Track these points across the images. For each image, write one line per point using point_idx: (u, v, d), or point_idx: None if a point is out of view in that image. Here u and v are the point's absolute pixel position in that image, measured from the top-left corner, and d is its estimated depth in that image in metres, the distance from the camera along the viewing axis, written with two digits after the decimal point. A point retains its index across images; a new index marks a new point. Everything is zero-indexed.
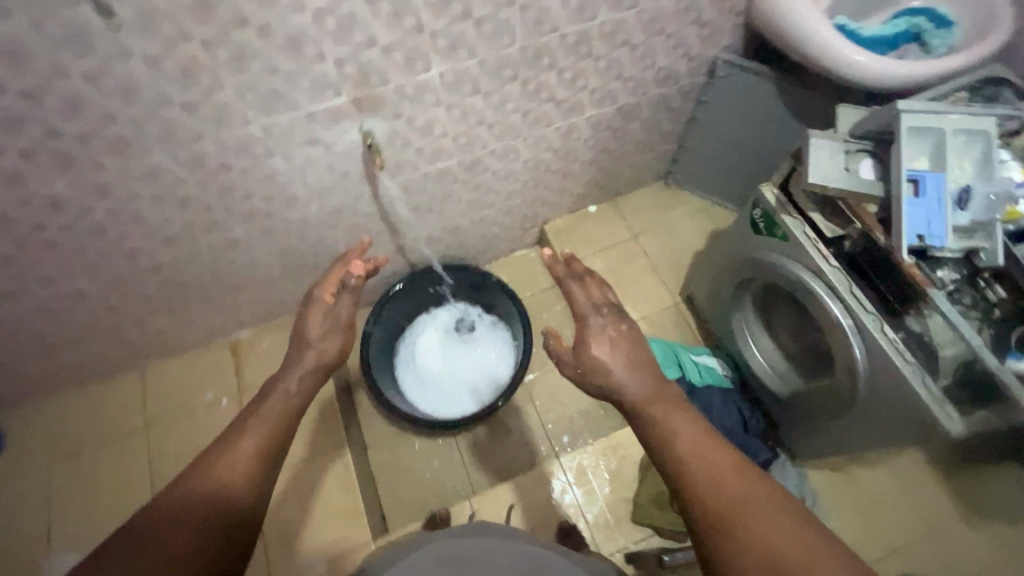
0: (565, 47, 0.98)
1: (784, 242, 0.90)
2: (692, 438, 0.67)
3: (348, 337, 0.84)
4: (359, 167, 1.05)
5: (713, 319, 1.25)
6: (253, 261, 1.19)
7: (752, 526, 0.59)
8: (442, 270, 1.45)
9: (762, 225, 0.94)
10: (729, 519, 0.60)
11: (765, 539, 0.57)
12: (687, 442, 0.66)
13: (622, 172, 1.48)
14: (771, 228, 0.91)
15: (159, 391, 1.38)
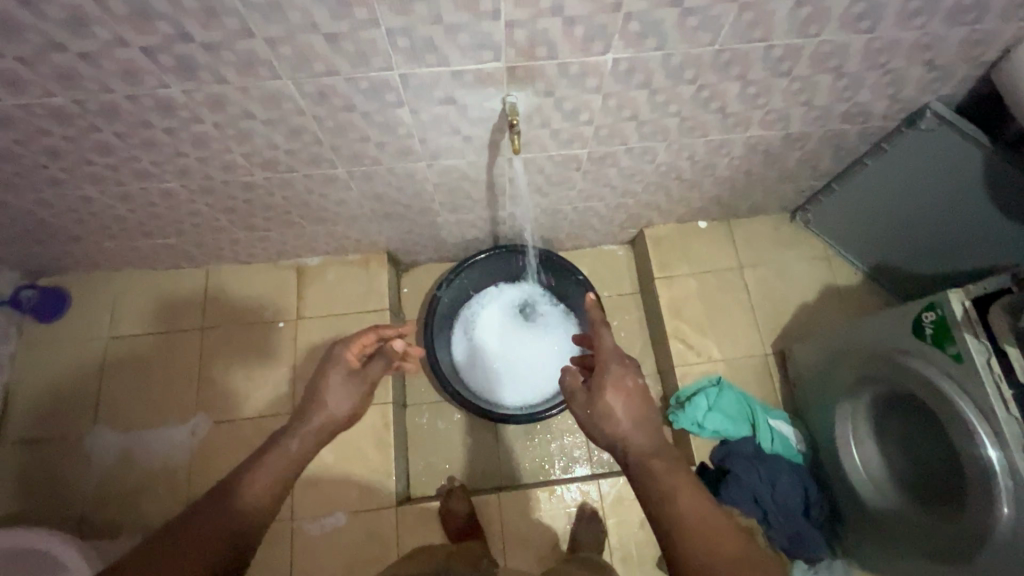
0: (766, 60, 0.81)
1: (954, 363, 0.77)
2: (695, 508, 0.62)
3: (363, 402, 0.83)
4: (486, 135, 0.93)
5: (807, 393, 1.14)
6: (344, 199, 1.11)
7: None
8: (526, 250, 1.34)
9: (928, 334, 0.81)
10: None
11: None
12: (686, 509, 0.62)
13: (752, 195, 1.31)
14: (941, 340, 0.79)
15: (220, 295, 1.36)
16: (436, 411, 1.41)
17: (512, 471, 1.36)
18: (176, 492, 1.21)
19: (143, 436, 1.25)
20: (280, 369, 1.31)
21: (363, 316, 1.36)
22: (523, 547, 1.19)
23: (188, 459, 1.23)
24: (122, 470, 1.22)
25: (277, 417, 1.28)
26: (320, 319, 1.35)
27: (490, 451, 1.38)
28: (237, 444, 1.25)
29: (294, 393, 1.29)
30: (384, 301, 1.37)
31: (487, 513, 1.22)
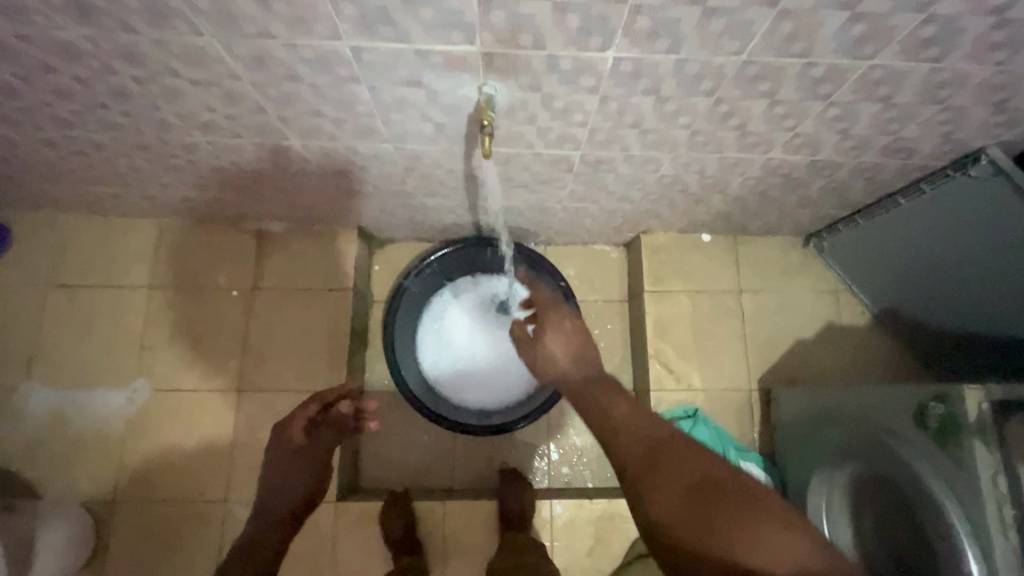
0: (802, 80, 0.66)
1: (958, 466, 0.75)
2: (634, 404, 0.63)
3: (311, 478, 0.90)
4: (461, 124, 0.79)
5: (789, 449, 1.03)
6: (303, 172, 0.99)
7: (670, 466, 0.56)
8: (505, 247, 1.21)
9: (936, 427, 0.78)
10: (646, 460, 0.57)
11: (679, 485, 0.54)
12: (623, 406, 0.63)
13: (763, 216, 1.18)
14: (948, 437, 0.76)
15: (172, 254, 1.25)
16: (393, 401, 1.33)
17: (465, 474, 1.30)
18: (108, 459, 1.16)
19: (78, 397, 1.18)
20: (230, 341, 1.23)
21: (324, 295, 1.25)
22: (464, 561, 1.14)
23: (123, 427, 1.17)
24: (53, 430, 1.16)
25: (220, 393, 1.20)
26: (278, 293, 1.25)
27: (445, 450, 1.31)
28: (176, 416, 1.18)
29: (242, 369, 1.21)
30: (348, 281, 1.26)
31: (430, 521, 1.16)
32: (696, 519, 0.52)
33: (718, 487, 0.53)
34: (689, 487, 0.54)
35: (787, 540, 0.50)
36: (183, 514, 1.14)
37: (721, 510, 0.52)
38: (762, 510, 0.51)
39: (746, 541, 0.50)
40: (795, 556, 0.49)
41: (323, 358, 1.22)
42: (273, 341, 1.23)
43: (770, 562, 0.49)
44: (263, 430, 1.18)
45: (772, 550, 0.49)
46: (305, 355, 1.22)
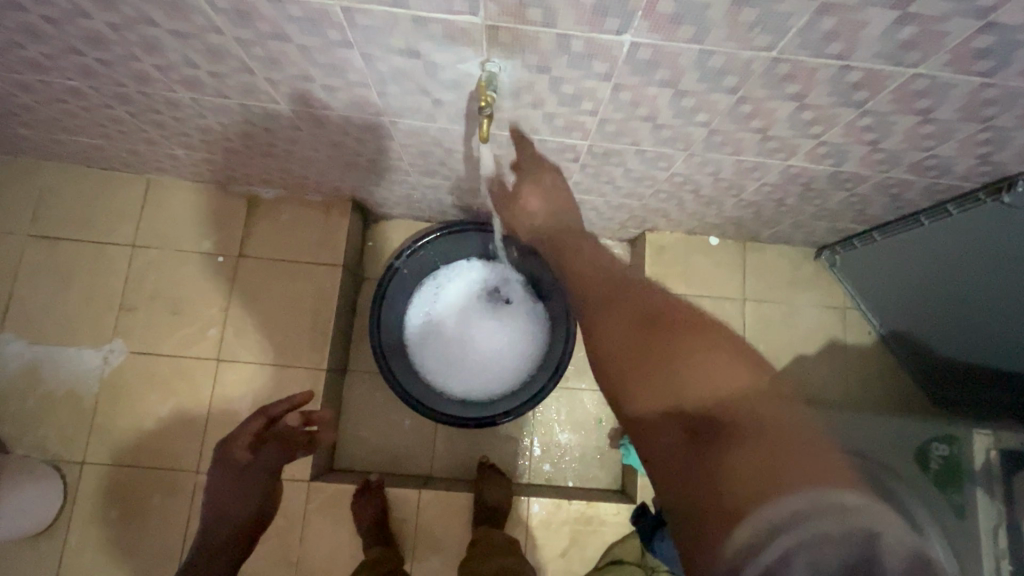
0: (836, 83, 0.60)
1: (956, 495, 0.92)
2: (596, 267, 0.65)
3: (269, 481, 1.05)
4: (462, 102, 0.73)
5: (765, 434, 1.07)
6: (294, 140, 0.93)
7: (613, 311, 0.55)
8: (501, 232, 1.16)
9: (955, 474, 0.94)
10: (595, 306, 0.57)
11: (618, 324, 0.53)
12: (588, 268, 0.65)
13: (776, 224, 1.12)
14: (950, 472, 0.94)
15: (158, 212, 1.21)
16: (376, 382, 1.30)
17: (444, 462, 1.27)
18: (81, 418, 1.13)
19: (53, 353, 1.15)
20: (212, 308, 1.19)
21: (312, 268, 1.21)
22: (435, 553, 1.13)
23: (98, 387, 1.15)
24: (28, 384, 1.14)
25: (198, 360, 1.16)
26: (265, 262, 1.21)
27: (426, 435, 1.28)
28: (151, 380, 1.15)
29: (222, 339, 1.17)
30: (338, 256, 1.21)
31: (403, 510, 1.14)
32: (634, 348, 0.49)
33: (665, 319, 0.51)
34: (636, 321, 0.51)
35: (727, 364, 0.45)
36: (154, 480, 1.12)
37: (660, 337, 0.49)
38: (704, 340, 0.48)
39: (683, 364, 0.46)
40: (734, 380, 0.44)
41: (306, 334, 1.18)
42: (256, 311, 1.19)
43: (702, 383, 0.44)
44: (241, 401, 1.15)
45: (710, 373, 0.45)
46: (287, 328, 1.18)
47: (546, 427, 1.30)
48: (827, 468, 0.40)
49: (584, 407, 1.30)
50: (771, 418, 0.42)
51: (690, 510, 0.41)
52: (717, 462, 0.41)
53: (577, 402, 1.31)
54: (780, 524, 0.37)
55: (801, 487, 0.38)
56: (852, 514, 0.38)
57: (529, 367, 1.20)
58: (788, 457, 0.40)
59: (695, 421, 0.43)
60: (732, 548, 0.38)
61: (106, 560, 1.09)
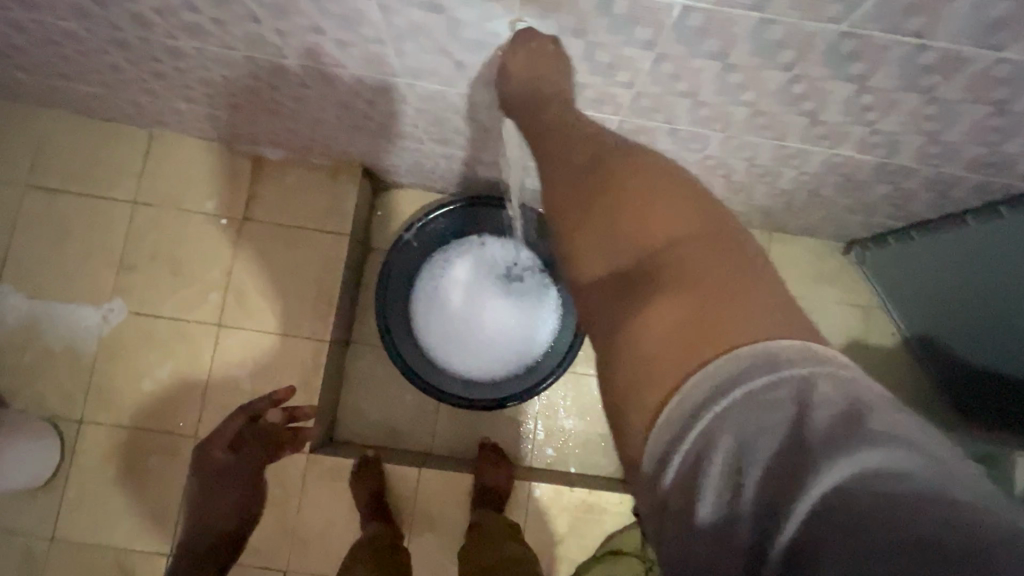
0: (906, 65, 0.54)
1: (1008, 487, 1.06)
2: (584, 135, 0.58)
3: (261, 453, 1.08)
4: (484, 66, 0.67)
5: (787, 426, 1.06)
6: (303, 99, 0.87)
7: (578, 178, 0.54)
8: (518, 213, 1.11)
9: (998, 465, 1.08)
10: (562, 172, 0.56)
11: (584, 196, 0.52)
12: (576, 137, 0.58)
13: (808, 216, 1.06)
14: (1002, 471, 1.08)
15: (160, 169, 1.16)
16: (380, 356, 1.27)
17: (445, 440, 1.25)
18: (79, 376, 1.11)
19: (51, 308, 1.12)
20: (213, 271, 1.15)
21: (318, 236, 1.16)
22: (432, 531, 1.12)
23: (96, 345, 1.12)
24: (26, 339, 1.12)
25: (198, 324, 1.13)
26: (269, 227, 1.16)
27: (428, 412, 1.26)
28: (150, 341, 1.13)
29: (223, 304, 1.14)
30: (345, 225, 1.16)
31: (403, 486, 1.13)
32: (587, 222, 0.51)
33: (617, 186, 0.51)
34: (587, 195, 0.52)
35: (672, 227, 0.47)
36: (152, 443, 1.10)
37: (611, 207, 0.50)
38: (656, 204, 0.49)
39: (630, 231, 0.48)
40: (677, 239, 0.47)
41: (311, 304, 1.15)
42: (259, 278, 1.15)
43: (655, 241, 0.47)
44: (240, 369, 1.13)
45: (653, 233, 0.47)
46: (291, 297, 1.15)
47: (551, 411, 1.27)
48: (766, 311, 0.41)
49: (591, 392, 1.27)
50: (704, 271, 0.44)
51: (625, 366, 0.44)
52: (648, 314, 0.44)
53: (583, 388, 1.28)
54: (720, 389, 0.37)
55: (745, 344, 0.38)
56: (796, 388, 0.35)
57: (538, 351, 1.17)
58: (719, 303, 0.41)
59: (638, 279, 0.47)
60: (656, 401, 0.39)
61: (103, 519, 1.08)
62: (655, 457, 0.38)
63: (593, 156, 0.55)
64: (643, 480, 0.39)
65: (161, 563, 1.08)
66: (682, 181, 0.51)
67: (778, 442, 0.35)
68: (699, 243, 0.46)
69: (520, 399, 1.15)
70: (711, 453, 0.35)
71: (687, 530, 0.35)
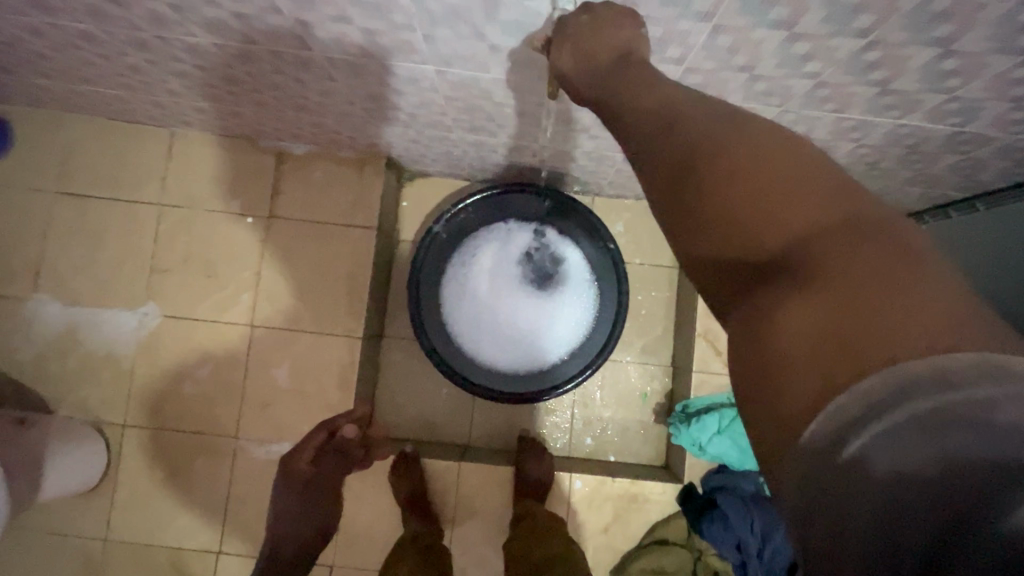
0: (1002, 24, 0.48)
1: None
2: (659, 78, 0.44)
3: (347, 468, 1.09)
4: (523, 48, 0.63)
5: None
6: (327, 91, 0.84)
7: (657, 118, 0.42)
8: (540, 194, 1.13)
9: None
10: (634, 107, 0.44)
11: (665, 138, 0.41)
12: (638, 87, 0.45)
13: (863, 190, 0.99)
14: None
15: (185, 169, 1.14)
16: (414, 349, 1.26)
17: (483, 431, 1.24)
18: (120, 381, 1.13)
19: (88, 314, 1.13)
20: (244, 271, 1.14)
21: (346, 231, 1.14)
22: (475, 526, 1.11)
23: (134, 350, 1.13)
24: (66, 346, 1.13)
25: (233, 326, 1.13)
26: (296, 224, 1.14)
27: (465, 404, 1.25)
28: (187, 344, 1.13)
29: (255, 304, 1.13)
30: (372, 219, 1.14)
31: (443, 481, 1.13)
32: (680, 189, 0.39)
33: (716, 146, 0.38)
34: (677, 157, 0.40)
35: (805, 194, 0.35)
36: (195, 444, 1.11)
37: (707, 174, 0.38)
38: (772, 166, 0.36)
39: (739, 203, 0.37)
40: (811, 212, 0.34)
41: (343, 301, 1.13)
42: (288, 277, 1.14)
43: (768, 212, 0.35)
44: (277, 369, 1.12)
45: (774, 205, 0.35)
46: (323, 295, 1.13)
47: (589, 401, 1.25)
48: (946, 311, 0.29)
49: (629, 379, 1.25)
50: (851, 257, 0.32)
51: (748, 371, 0.34)
52: (776, 316, 0.33)
53: (621, 374, 1.25)
54: (877, 409, 0.28)
55: (914, 357, 0.28)
56: (975, 404, 0.26)
57: (575, 340, 1.14)
58: (883, 301, 0.30)
59: (757, 265, 0.36)
60: (794, 417, 0.31)
61: (153, 520, 1.10)
62: (808, 464, 0.29)
63: (686, 106, 0.42)
64: (783, 477, 0.31)
65: (212, 560, 1.10)
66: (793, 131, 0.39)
67: (947, 464, 0.27)
68: (840, 217, 0.34)
69: (561, 390, 1.11)
70: (867, 468, 0.28)
71: (839, 534, 0.29)
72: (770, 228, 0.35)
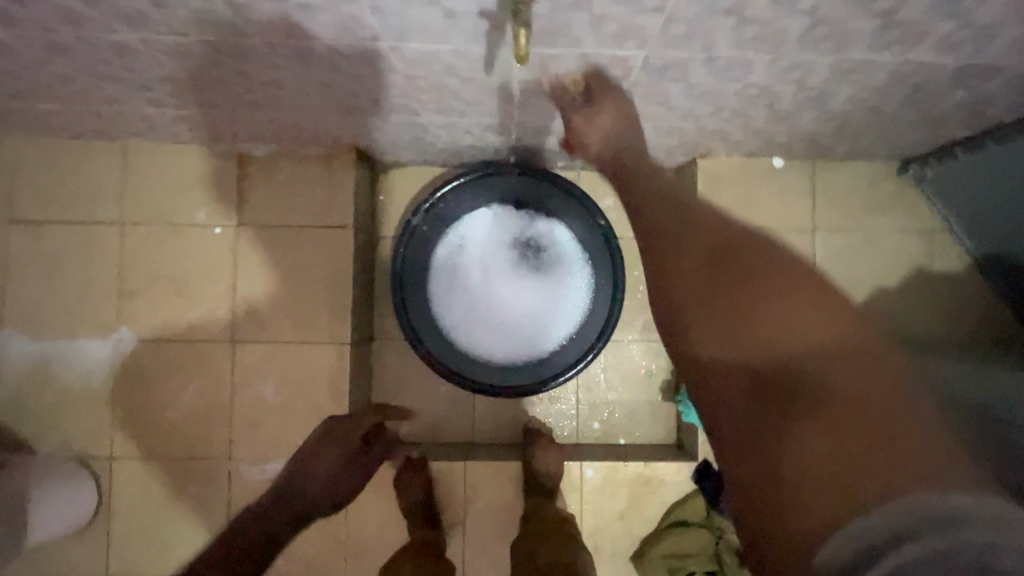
0: None
1: None
2: None
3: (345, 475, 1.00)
4: (481, 11, 0.56)
5: None
6: (276, 82, 0.77)
7: (682, 259, 0.55)
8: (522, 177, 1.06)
9: None
10: (656, 243, 0.58)
11: (691, 273, 0.54)
12: (649, 181, 0.65)
13: (863, 137, 0.93)
14: None
15: (143, 183, 1.07)
16: (406, 349, 1.21)
17: (486, 426, 1.20)
18: (101, 412, 1.07)
19: (58, 345, 1.07)
20: (218, 285, 1.07)
21: (320, 232, 1.07)
22: (487, 524, 1.07)
23: (112, 378, 1.07)
24: (39, 382, 1.07)
25: (212, 344, 1.07)
26: (267, 230, 1.07)
27: (464, 400, 1.20)
28: (166, 367, 1.07)
29: (234, 318, 1.07)
30: (346, 217, 1.07)
31: (449, 482, 1.08)
32: (708, 318, 0.51)
33: (739, 282, 0.51)
34: (710, 287, 0.52)
35: (818, 333, 0.47)
36: (187, 470, 1.06)
37: (735, 316, 0.50)
38: (784, 312, 0.48)
39: (758, 335, 0.48)
40: (820, 342, 0.46)
41: (325, 307, 1.07)
42: (265, 286, 1.07)
43: (783, 348, 0.47)
44: (264, 384, 1.07)
45: (790, 343, 0.47)
46: (304, 302, 1.07)
47: (593, 385, 1.20)
48: (930, 457, 0.39)
49: (632, 358, 1.20)
50: (851, 396, 0.43)
51: (755, 478, 0.45)
52: (795, 444, 0.43)
53: (623, 354, 1.20)
54: (888, 540, 0.37)
55: (912, 499, 0.37)
56: (951, 528, 0.35)
57: (574, 324, 1.09)
58: (881, 441, 0.41)
59: (777, 395, 0.46)
60: (808, 530, 0.40)
61: (152, 552, 1.06)
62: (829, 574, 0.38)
63: (703, 236, 0.55)
64: None
65: None
66: (796, 265, 0.52)
67: None
68: (843, 358, 0.45)
69: (565, 378, 1.07)
70: None
71: None
72: (787, 365, 0.46)
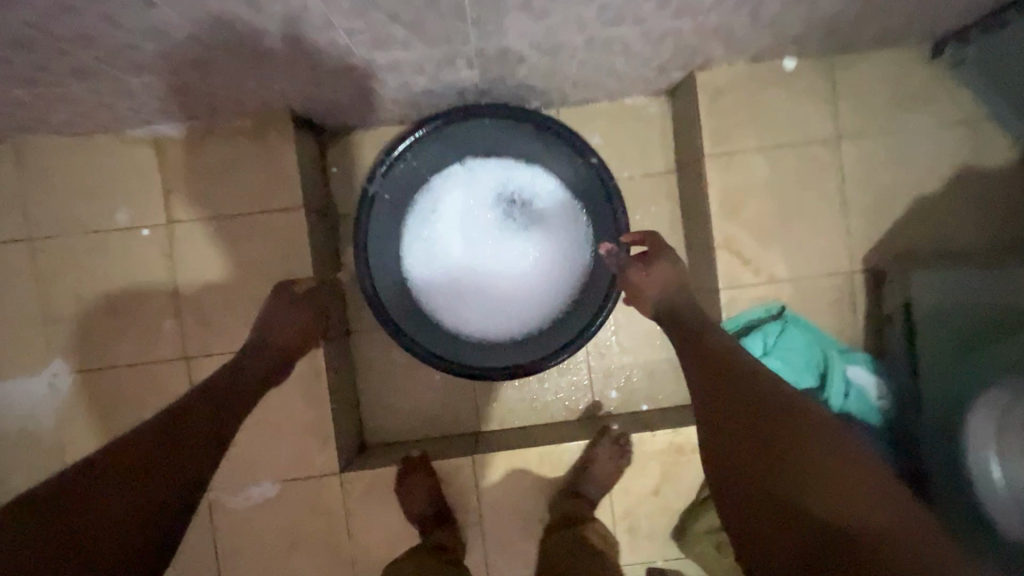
0: None
1: None
2: None
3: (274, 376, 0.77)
4: None
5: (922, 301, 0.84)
6: (158, 29, 0.59)
7: (748, 404, 0.57)
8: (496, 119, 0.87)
9: None
10: (726, 383, 0.61)
11: (732, 440, 0.56)
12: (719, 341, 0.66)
13: (895, 12, 0.76)
14: None
15: (47, 188, 0.90)
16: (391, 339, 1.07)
17: (492, 412, 1.07)
18: (50, 459, 0.93)
19: None
20: (157, 296, 0.92)
21: (266, 218, 0.91)
22: (507, 521, 0.96)
23: (56, 419, 0.93)
24: None
25: (163, 364, 0.92)
26: (203, 224, 0.91)
27: (464, 387, 1.07)
28: (115, 397, 0.93)
29: (183, 332, 0.92)
30: (294, 196, 0.91)
31: (459, 481, 0.96)
32: (755, 471, 0.52)
33: (783, 437, 0.52)
34: (746, 445, 0.55)
35: (856, 489, 0.46)
36: None
37: (770, 471, 0.51)
38: (817, 464, 0.49)
39: (794, 486, 0.49)
40: (861, 499, 0.46)
41: None
42: (212, 290, 0.92)
43: (825, 497, 0.47)
44: None
45: (828, 492, 0.47)
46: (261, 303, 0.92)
47: (604, 350, 1.07)
48: None
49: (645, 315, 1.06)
50: (895, 545, 0.41)
51: None
52: None
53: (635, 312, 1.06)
54: None
55: None
56: None
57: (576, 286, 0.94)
58: None
59: (818, 542, 0.45)
60: None
61: None
62: None
63: (743, 387, 0.59)
64: None
65: None
66: (822, 418, 0.54)
67: None
68: (886, 512, 0.44)
69: (574, 351, 0.90)
70: None
71: None
72: (828, 510, 0.46)
